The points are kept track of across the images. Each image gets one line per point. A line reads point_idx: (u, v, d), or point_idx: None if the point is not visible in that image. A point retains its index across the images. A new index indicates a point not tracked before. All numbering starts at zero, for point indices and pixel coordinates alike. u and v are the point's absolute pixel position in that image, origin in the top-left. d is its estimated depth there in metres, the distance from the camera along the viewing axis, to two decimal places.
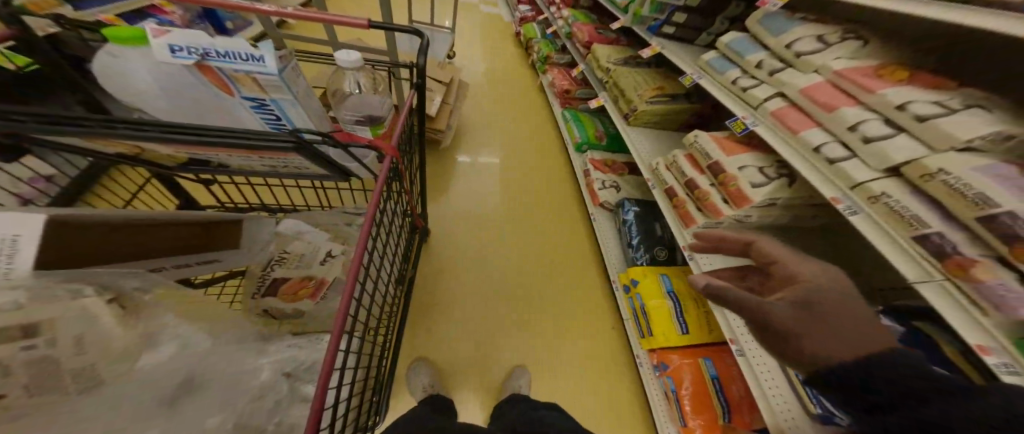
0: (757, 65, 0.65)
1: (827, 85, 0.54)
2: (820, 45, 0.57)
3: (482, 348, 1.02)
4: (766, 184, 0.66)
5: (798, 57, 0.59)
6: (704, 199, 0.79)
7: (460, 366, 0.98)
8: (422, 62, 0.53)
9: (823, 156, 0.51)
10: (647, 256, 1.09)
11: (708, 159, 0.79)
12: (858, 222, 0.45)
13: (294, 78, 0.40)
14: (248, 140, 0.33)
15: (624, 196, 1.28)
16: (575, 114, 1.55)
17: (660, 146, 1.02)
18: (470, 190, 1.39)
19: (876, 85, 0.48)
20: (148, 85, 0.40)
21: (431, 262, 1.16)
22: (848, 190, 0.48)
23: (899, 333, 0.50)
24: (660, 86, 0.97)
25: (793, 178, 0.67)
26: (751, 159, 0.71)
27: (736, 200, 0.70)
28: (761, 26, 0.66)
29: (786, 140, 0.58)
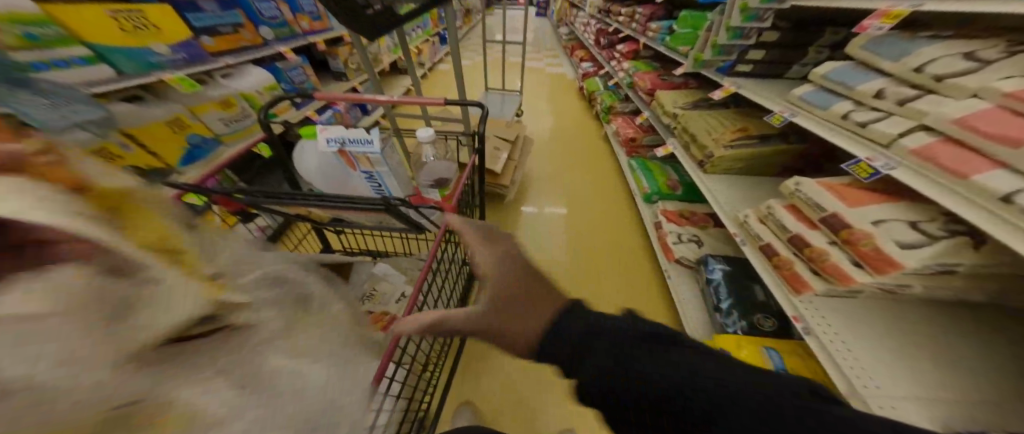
0: (877, 95, 0.50)
1: (996, 110, 0.38)
2: (974, 64, 0.41)
3: (529, 404, 0.91)
4: (924, 244, 0.48)
5: (937, 81, 0.43)
6: (822, 261, 0.62)
7: (508, 423, 0.88)
8: (482, 130, 0.59)
9: (1019, 207, 0.34)
10: (742, 323, 0.87)
11: (820, 210, 0.62)
12: None
13: (390, 154, 0.49)
14: (353, 204, 0.39)
15: (708, 252, 1.10)
16: (643, 162, 1.46)
17: (753, 194, 0.86)
18: (534, 238, 1.40)
19: None
20: (307, 166, 0.54)
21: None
22: None
23: None
24: (742, 127, 0.85)
25: (977, 238, 0.48)
26: (890, 210, 0.54)
27: (874, 263, 0.52)
28: (871, 51, 0.53)
29: (945, 187, 0.41)
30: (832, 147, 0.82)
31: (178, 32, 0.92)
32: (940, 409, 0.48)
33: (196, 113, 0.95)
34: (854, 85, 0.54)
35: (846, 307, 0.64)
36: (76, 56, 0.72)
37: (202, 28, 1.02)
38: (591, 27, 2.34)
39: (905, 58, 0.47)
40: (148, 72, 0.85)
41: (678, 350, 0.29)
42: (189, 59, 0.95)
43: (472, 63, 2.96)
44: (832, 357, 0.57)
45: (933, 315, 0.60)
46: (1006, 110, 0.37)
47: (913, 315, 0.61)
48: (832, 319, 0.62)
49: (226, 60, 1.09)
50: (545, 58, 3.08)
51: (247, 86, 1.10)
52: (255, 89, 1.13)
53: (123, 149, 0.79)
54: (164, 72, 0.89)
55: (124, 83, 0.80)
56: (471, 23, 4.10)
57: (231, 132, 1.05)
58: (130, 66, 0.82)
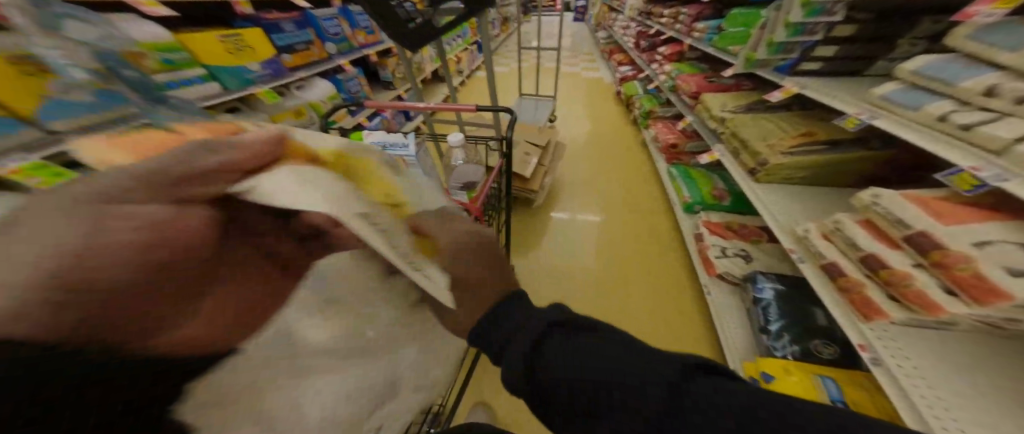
0: (986, 94, 0.42)
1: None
2: None
3: None
4: None
5: None
6: (904, 285, 0.53)
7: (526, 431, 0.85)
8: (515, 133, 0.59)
9: None
10: (796, 349, 0.77)
11: (903, 228, 0.54)
12: None
13: (425, 155, 0.51)
14: None
15: (757, 269, 1.00)
16: (684, 170, 1.38)
17: (813, 207, 0.77)
18: (563, 243, 1.37)
19: None
20: None
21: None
22: None
23: None
24: (803, 133, 0.76)
25: None
26: (996, 231, 0.45)
27: (974, 292, 0.44)
28: (976, 41, 0.44)
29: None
30: (919, 156, 0.70)
31: (266, 52, 1.08)
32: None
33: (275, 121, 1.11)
34: (952, 82, 0.46)
35: (935, 345, 0.54)
36: (196, 76, 0.90)
37: (285, 47, 1.19)
38: (631, 30, 2.27)
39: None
40: (244, 87, 1.03)
41: (569, 336, 0.24)
42: (273, 74, 1.13)
43: (508, 69, 3.02)
44: (909, 395, 0.49)
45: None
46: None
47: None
48: (914, 355, 0.53)
49: (299, 73, 1.25)
50: (581, 63, 3.04)
51: (314, 97, 1.25)
52: (319, 96, 1.26)
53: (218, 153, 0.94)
54: (255, 87, 1.07)
55: (226, 96, 0.98)
56: (508, 31, 4.19)
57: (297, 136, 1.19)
58: (233, 83, 1.00)
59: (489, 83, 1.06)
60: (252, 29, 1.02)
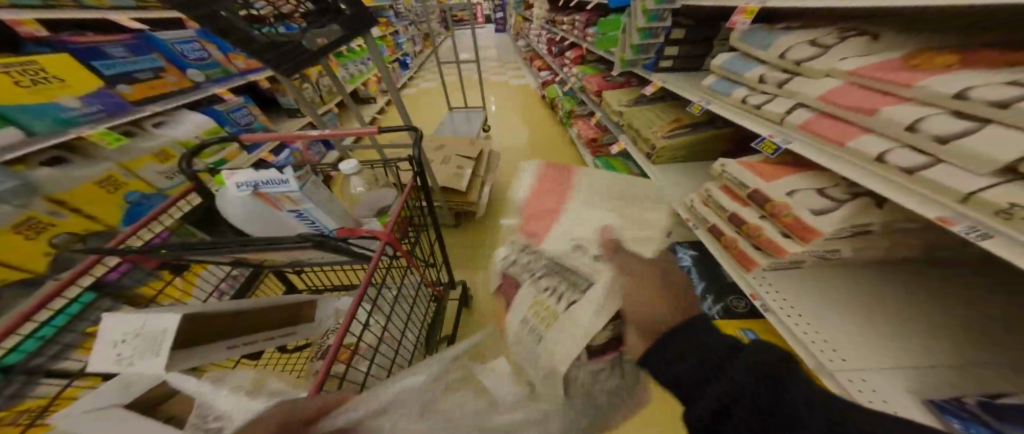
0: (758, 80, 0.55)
1: (847, 88, 0.42)
2: (817, 48, 0.47)
3: None
4: (834, 209, 0.51)
5: (798, 65, 0.49)
6: (758, 236, 0.65)
7: None
8: (416, 153, 0.63)
9: (894, 167, 0.36)
10: (715, 307, 0.89)
11: (744, 188, 0.65)
12: (992, 249, 0.27)
13: (314, 190, 0.52)
14: (281, 244, 0.41)
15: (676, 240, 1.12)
16: (606, 161, 1.50)
17: (698, 180, 0.89)
18: None
19: (914, 74, 0.35)
20: (231, 212, 0.53)
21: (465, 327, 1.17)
22: (957, 204, 0.31)
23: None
24: (676, 119, 0.90)
25: (880, 197, 0.50)
26: (803, 181, 0.57)
27: (799, 233, 0.55)
28: (747, 42, 0.59)
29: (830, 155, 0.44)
30: None
31: (87, 83, 0.86)
32: (922, 378, 0.46)
33: (132, 169, 0.91)
34: (744, 73, 0.59)
35: (799, 283, 0.64)
36: None
37: (116, 77, 0.98)
38: (543, 38, 2.42)
39: (771, 47, 0.53)
40: (62, 129, 0.80)
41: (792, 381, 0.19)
42: (106, 109, 0.91)
43: (436, 85, 3.03)
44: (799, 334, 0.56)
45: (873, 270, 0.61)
46: (856, 86, 0.41)
47: (853, 277, 0.63)
48: (776, 287, 0.65)
49: (151, 107, 1.06)
50: (507, 72, 3.16)
51: (185, 133, 1.10)
52: (195, 135, 1.14)
53: (55, 217, 0.70)
54: (82, 126, 0.84)
55: (41, 143, 0.74)
56: (432, 47, 4.22)
57: (172, 185, 1.02)
58: (42, 125, 0.76)
59: (400, 105, 1.08)
60: (56, 55, 0.79)
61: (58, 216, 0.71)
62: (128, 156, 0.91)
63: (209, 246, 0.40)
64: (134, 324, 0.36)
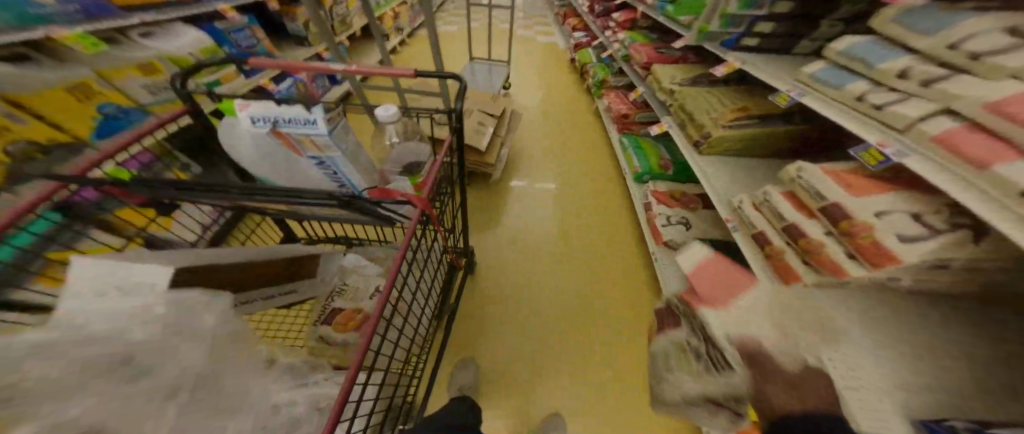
0: (898, 75, 0.46)
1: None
2: (1015, 40, 0.36)
3: (510, 381, 0.94)
4: (926, 238, 0.45)
5: (973, 60, 0.38)
6: (816, 252, 0.61)
7: (501, 386, 0.93)
8: (460, 107, 0.53)
9: None
10: None
11: (820, 200, 0.61)
12: None
13: (343, 135, 0.46)
14: (302, 198, 0.34)
15: (695, 236, 1.05)
16: (635, 140, 1.37)
17: (750, 179, 0.83)
18: (522, 218, 1.36)
19: None
20: (242, 149, 0.48)
21: (472, 290, 1.14)
22: None
23: None
24: (741, 106, 0.80)
25: (981, 231, 0.44)
26: (895, 202, 0.52)
27: (871, 258, 0.50)
28: (904, 24, 0.47)
29: (954, 173, 0.38)
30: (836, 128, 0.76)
31: None
32: None
33: (108, 78, 0.77)
34: (877, 65, 0.49)
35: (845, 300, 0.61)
36: None
37: None
38: None
39: (945, 32, 0.42)
40: (25, 26, 0.63)
41: None
42: (83, 9, 0.73)
43: (458, 29, 2.73)
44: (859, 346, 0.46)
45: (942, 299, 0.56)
46: None
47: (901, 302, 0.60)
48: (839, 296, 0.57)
49: (142, 16, 0.88)
50: (535, 27, 2.86)
51: (178, 49, 0.92)
52: (188, 52, 0.94)
53: (9, 121, 0.58)
54: (54, 27, 0.68)
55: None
56: None
57: (157, 102, 0.88)
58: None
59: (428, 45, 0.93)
60: None
61: (14, 120, 0.59)
62: (106, 64, 0.78)
63: (210, 189, 0.33)
64: (110, 276, 0.33)
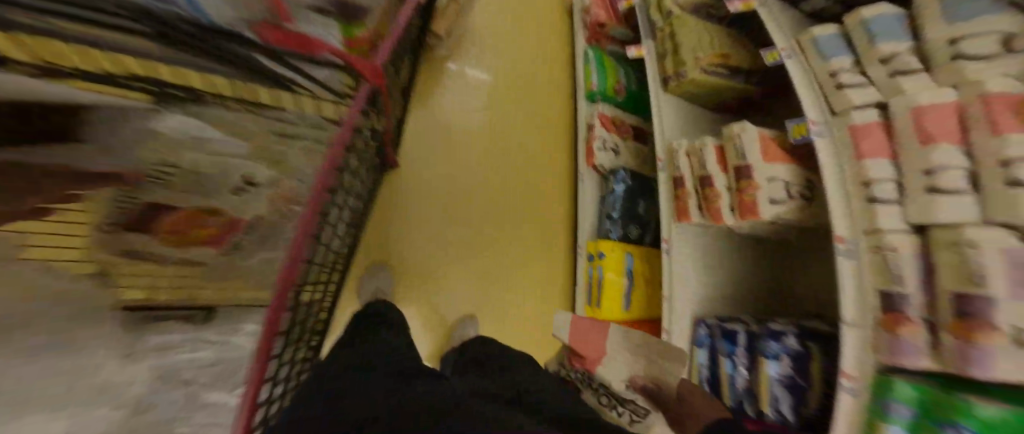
0: (881, 59, 0.55)
1: (951, 106, 0.47)
2: (987, 52, 0.47)
3: (419, 280, 1.05)
4: (780, 203, 0.69)
5: (951, 60, 0.49)
6: (711, 200, 0.78)
7: (411, 283, 1.04)
8: None
9: (873, 193, 0.54)
10: (622, 231, 1.09)
11: (741, 159, 0.73)
12: (848, 265, 0.58)
13: None
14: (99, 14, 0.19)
15: (621, 164, 1.17)
16: (599, 55, 1.27)
17: (691, 127, 0.92)
18: (456, 113, 1.18)
19: (1005, 124, 0.43)
20: None
21: (387, 190, 1.03)
22: (862, 233, 0.57)
23: (795, 351, 0.72)
24: (723, 53, 0.81)
25: (808, 201, 0.71)
26: (783, 172, 0.70)
27: (745, 211, 0.72)
28: (931, 7, 0.52)
29: (843, 161, 0.57)
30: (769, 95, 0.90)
31: None
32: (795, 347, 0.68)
33: None
34: (878, 44, 0.55)
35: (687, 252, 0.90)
36: None
37: None
38: None
39: (952, 27, 0.49)
40: None
41: None
42: None
43: None
44: (672, 274, 0.87)
45: (734, 244, 0.97)
46: (955, 111, 0.47)
47: (718, 244, 0.94)
48: (683, 236, 0.89)
49: None
50: None
51: None
52: None
53: None
54: None
55: None
56: None
57: None
58: None
59: None
60: None
61: None
62: None
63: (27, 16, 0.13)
64: None
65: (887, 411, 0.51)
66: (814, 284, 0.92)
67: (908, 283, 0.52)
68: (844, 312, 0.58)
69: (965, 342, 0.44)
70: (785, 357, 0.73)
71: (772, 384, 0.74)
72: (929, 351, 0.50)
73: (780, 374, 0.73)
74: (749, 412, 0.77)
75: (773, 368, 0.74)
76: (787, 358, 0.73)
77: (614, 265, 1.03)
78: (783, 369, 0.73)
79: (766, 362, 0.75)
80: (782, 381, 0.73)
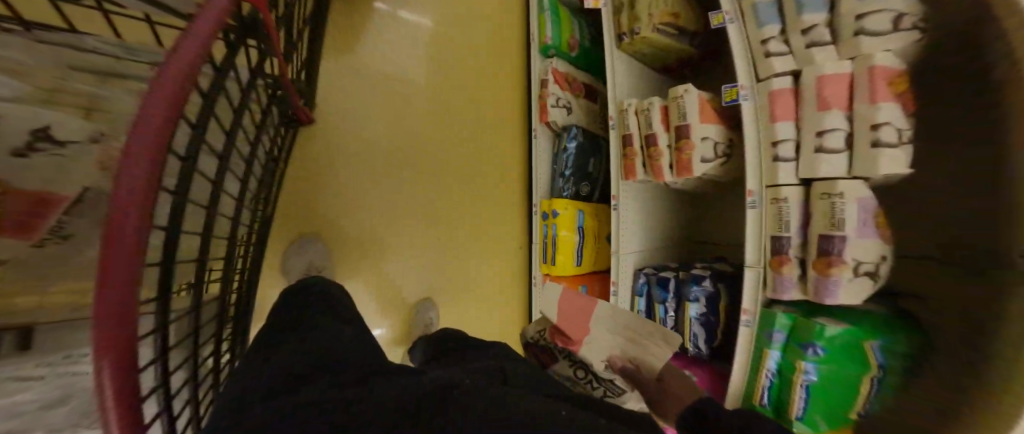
0: (803, 30, 0.60)
1: (845, 76, 0.56)
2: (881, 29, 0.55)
3: (366, 245, 0.97)
4: (709, 161, 0.78)
5: (853, 35, 0.56)
6: (655, 159, 0.85)
7: (359, 248, 0.96)
8: None
9: (779, 152, 0.63)
10: (573, 190, 1.13)
11: (682, 119, 0.79)
12: (752, 214, 0.68)
13: None
14: None
15: (574, 122, 1.18)
16: (554, 4, 1.19)
17: (640, 88, 0.95)
18: (395, 56, 1.03)
19: (880, 95, 0.53)
20: None
21: (313, 145, 0.88)
22: (762, 186, 0.66)
23: (708, 293, 0.90)
24: (673, 12, 0.82)
25: (728, 159, 0.81)
26: (713, 132, 0.79)
27: (681, 169, 0.80)
28: None
29: (760, 123, 0.65)
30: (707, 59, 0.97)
31: None
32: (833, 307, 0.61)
33: None
34: (803, 14, 0.60)
35: (632, 210, 0.98)
36: None
37: None
38: None
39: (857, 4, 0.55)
40: None
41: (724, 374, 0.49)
42: None
43: None
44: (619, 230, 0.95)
45: (670, 197, 1.08)
46: (846, 81, 0.56)
47: (656, 198, 1.04)
48: (628, 193, 0.96)
49: None
50: None
51: None
52: None
53: None
54: None
55: None
56: None
57: None
58: None
59: None
60: None
61: None
62: None
63: None
64: None
65: (770, 338, 0.69)
66: (728, 232, 1.09)
67: (791, 228, 0.64)
68: (748, 255, 0.69)
69: (824, 276, 0.60)
70: (701, 299, 0.90)
71: (691, 320, 0.91)
72: (798, 284, 0.65)
73: (698, 314, 0.90)
74: (675, 346, 0.97)
75: (693, 308, 0.91)
76: (702, 300, 0.90)
77: (566, 221, 1.08)
78: (700, 308, 0.90)
79: (688, 304, 0.91)
80: (698, 317, 0.90)
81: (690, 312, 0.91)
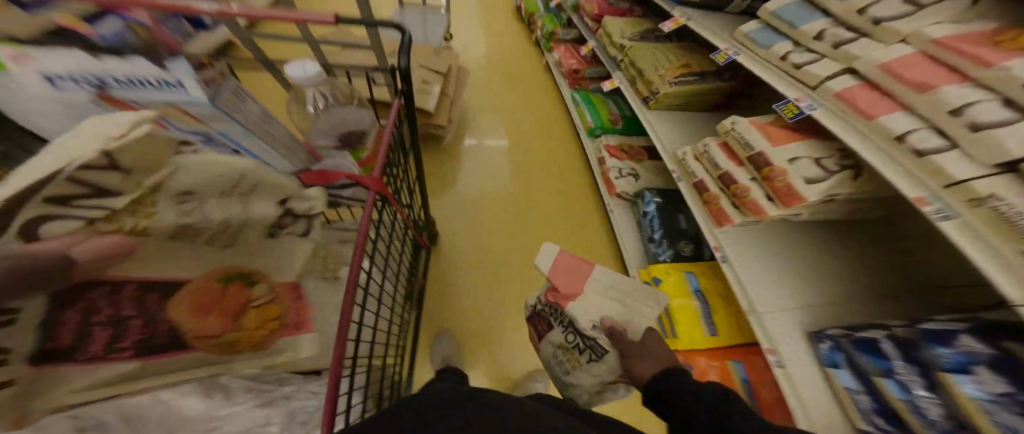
0: (815, 37, 0.57)
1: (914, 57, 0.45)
2: (910, 8, 0.47)
3: (483, 336, 1.08)
4: (825, 178, 0.58)
5: (876, 24, 0.50)
6: (744, 196, 0.71)
7: (474, 341, 1.06)
8: (403, 63, 0.54)
9: (909, 146, 0.42)
10: (670, 251, 1.02)
11: (749, 149, 0.69)
12: (948, 228, 0.37)
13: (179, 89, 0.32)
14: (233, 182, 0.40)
15: (644, 186, 1.15)
16: (586, 95, 1.35)
17: (687, 131, 0.90)
18: (478, 180, 1.35)
19: (992, 56, 0.37)
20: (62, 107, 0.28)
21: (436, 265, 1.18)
22: (941, 190, 0.39)
23: (987, 355, 0.38)
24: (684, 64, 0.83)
25: (859, 171, 0.59)
26: (805, 149, 0.62)
27: (784, 198, 0.62)
28: None
29: (854, 125, 0.49)
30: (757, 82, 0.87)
31: None
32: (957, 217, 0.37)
33: None
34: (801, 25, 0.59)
35: (751, 250, 0.80)
36: None
37: None
38: None
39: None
40: None
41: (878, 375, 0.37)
42: None
43: None
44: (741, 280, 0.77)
45: (806, 228, 0.85)
46: (925, 59, 0.44)
47: (780, 232, 0.85)
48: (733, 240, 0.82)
49: None
50: None
51: None
52: None
53: None
54: None
55: None
56: None
57: None
58: None
59: None
60: None
61: None
62: None
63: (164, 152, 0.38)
64: None
65: None
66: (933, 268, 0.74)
67: None
68: (1003, 288, 0.32)
69: None
70: (978, 369, 0.38)
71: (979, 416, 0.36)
72: None
73: (991, 393, 0.36)
74: None
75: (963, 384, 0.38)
76: (982, 366, 0.38)
77: (674, 287, 0.94)
78: (994, 386, 0.36)
79: (947, 381, 0.40)
80: (988, 403, 0.36)
81: (946, 397, 0.40)
